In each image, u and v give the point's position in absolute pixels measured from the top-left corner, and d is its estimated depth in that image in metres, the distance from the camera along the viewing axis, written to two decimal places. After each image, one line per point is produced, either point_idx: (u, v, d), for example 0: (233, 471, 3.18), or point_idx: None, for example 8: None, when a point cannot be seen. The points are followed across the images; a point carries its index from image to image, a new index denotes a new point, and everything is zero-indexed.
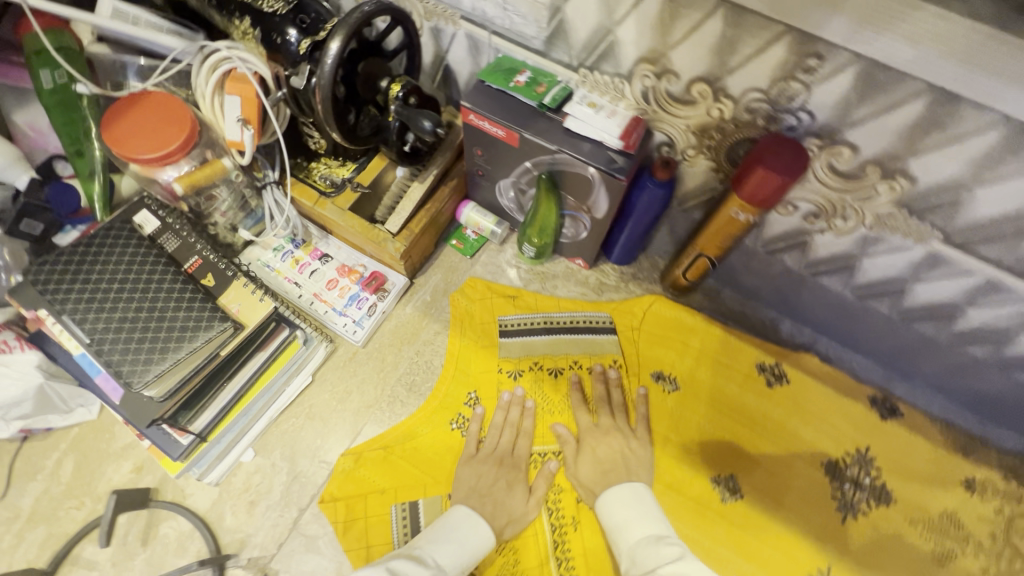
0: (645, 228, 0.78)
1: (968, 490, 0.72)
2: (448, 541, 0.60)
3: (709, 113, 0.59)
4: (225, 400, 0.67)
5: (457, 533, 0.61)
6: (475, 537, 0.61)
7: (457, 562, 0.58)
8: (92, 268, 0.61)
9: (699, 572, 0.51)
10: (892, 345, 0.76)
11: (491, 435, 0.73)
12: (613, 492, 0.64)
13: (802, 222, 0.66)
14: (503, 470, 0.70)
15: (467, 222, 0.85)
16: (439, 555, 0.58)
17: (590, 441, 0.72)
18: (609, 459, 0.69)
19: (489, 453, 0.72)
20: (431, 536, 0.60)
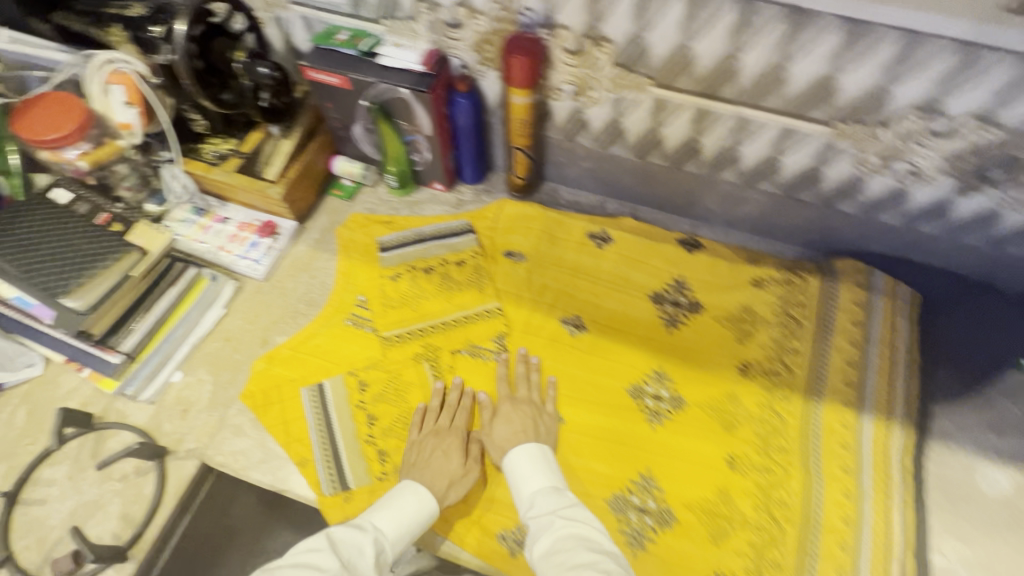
0: (476, 142, 0.98)
1: (755, 287, 0.92)
2: (392, 509, 0.68)
3: (475, 31, 0.81)
4: (148, 325, 0.82)
5: (400, 503, 0.69)
6: (418, 504, 0.70)
7: (398, 530, 0.67)
8: (13, 227, 0.77)
9: (585, 526, 0.64)
10: (683, 194, 0.97)
11: (445, 441, 0.78)
12: (516, 452, 0.73)
13: (573, 103, 0.87)
14: (442, 439, 0.78)
15: (342, 172, 1.04)
16: (379, 522, 0.67)
17: (505, 410, 0.79)
18: (521, 425, 0.77)
19: (429, 429, 0.79)
20: (379, 504, 0.69)
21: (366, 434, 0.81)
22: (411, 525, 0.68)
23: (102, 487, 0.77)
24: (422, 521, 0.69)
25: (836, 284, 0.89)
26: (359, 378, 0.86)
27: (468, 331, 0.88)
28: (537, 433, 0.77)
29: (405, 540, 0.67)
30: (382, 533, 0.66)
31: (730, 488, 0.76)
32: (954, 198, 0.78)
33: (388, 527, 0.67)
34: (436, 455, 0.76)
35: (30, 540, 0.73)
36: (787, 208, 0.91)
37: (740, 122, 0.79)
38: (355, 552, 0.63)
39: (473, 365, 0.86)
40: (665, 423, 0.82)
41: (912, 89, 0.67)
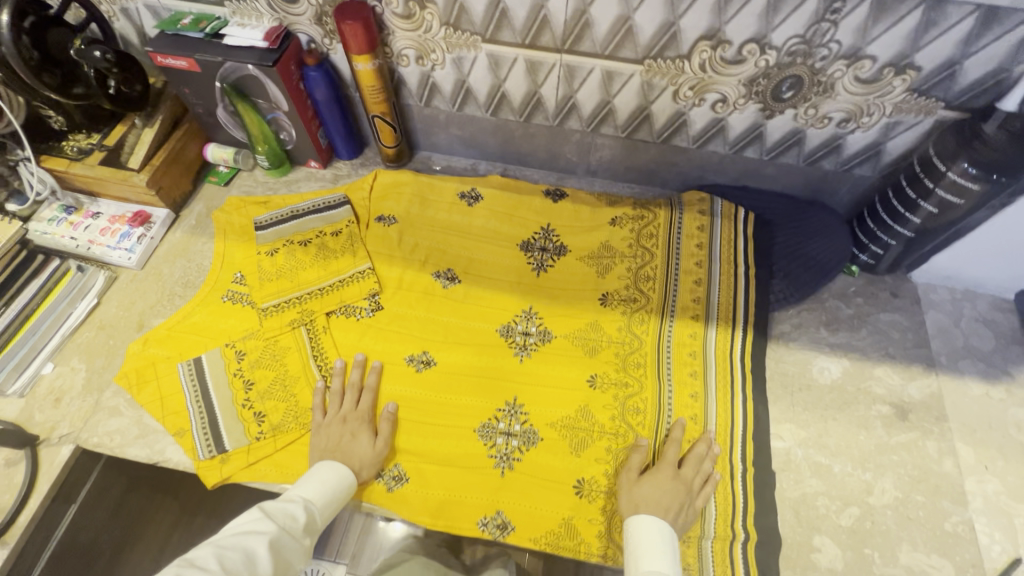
0: (341, 115, 1.01)
1: (613, 225, 0.99)
2: (311, 481, 0.70)
3: (311, 4, 0.86)
4: (10, 316, 0.82)
5: (322, 476, 0.71)
6: (337, 476, 0.72)
7: (324, 495, 0.69)
8: None
9: None
10: (542, 147, 1.03)
11: (349, 425, 0.79)
12: (655, 523, 0.68)
13: (420, 67, 0.92)
14: (347, 425, 0.78)
15: (216, 159, 1.05)
16: (306, 492, 0.69)
17: (658, 474, 0.74)
18: (668, 501, 0.71)
19: (335, 414, 0.80)
20: (301, 480, 0.71)
21: (243, 399, 0.83)
22: (336, 495, 0.71)
23: None
24: (343, 491, 0.72)
25: (682, 214, 0.97)
26: (236, 348, 0.87)
27: (342, 293, 0.91)
28: (681, 513, 0.71)
29: (333, 504, 0.70)
30: (311, 501, 0.68)
31: (590, 403, 0.82)
32: (763, 122, 0.87)
33: (315, 494, 0.69)
34: (339, 437, 0.77)
35: None
36: (633, 150, 0.98)
37: (567, 69, 0.85)
38: (287, 518, 0.64)
39: (349, 324, 0.89)
40: (532, 354, 0.88)
41: (696, 21, 0.74)
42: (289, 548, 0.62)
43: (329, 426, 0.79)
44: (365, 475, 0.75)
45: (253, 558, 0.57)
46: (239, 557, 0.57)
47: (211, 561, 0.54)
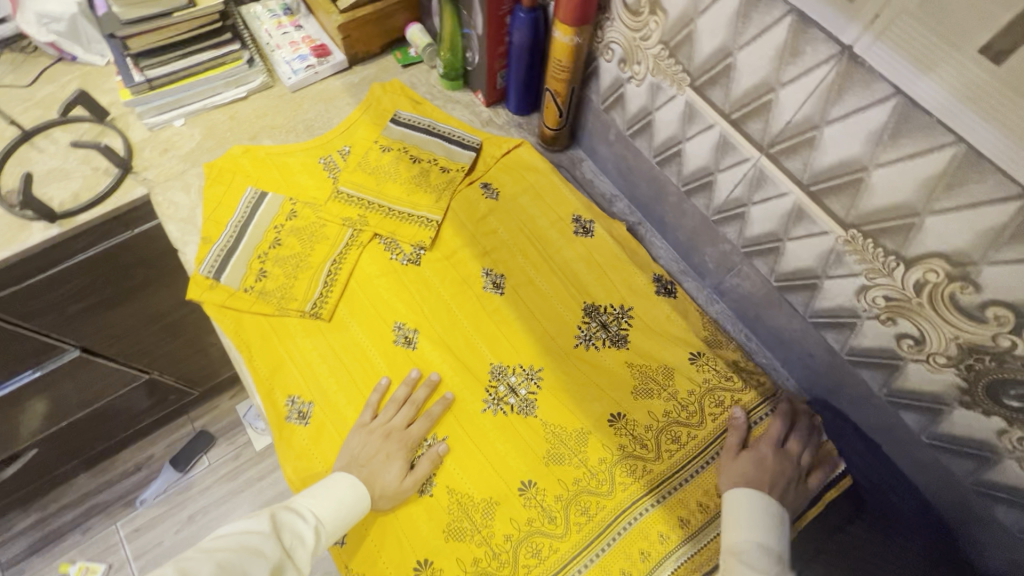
0: (526, 69, 0.92)
1: (688, 360, 0.79)
2: (324, 495, 0.66)
3: None
4: (177, 67, 0.93)
5: (338, 491, 0.67)
6: (352, 498, 0.67)
7: (335, 515, 0.66)
8: None
9: None
10: (687, 231, 0.85)
11: (388, 444, 0.72)
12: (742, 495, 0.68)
13: (619, 71, 0.78)
14: (388, 442, 0.72)
15: (411, 39, 1.04)
16: (317, 508, 0.65)
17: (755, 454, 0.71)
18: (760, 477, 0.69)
19: (383, 423, 0.74)
20: (311, 490, 0.67)
21: (262, 252, 0.86)
22: (346, 518, 0.66)
23: (80, 164, 0.92)
24: (358, 514, 0.68)
25: (766, 413, 0.75)
26: (294, 207, 0.90)
27: (397, 226, 0.87)
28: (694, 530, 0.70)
29: (344, 530, 0.66)
30: (320, 521, 0.64)
31: (501, 506, 0.71)
32: (951, 403, 0.60)
33: (327, 513, 0.65)
34: (379, 460, 0.71)
35: (17, 169, 0.90)
36: (775, 305, 0.76)
37: (758, 173, 0.66)
38: (292, 538, 0.62)
39: (382, 256, 0.86)
40: (498, 414, 0.77)
41: (947, 231, 0.50)
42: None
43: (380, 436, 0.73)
44: (380, 501, 0.69)
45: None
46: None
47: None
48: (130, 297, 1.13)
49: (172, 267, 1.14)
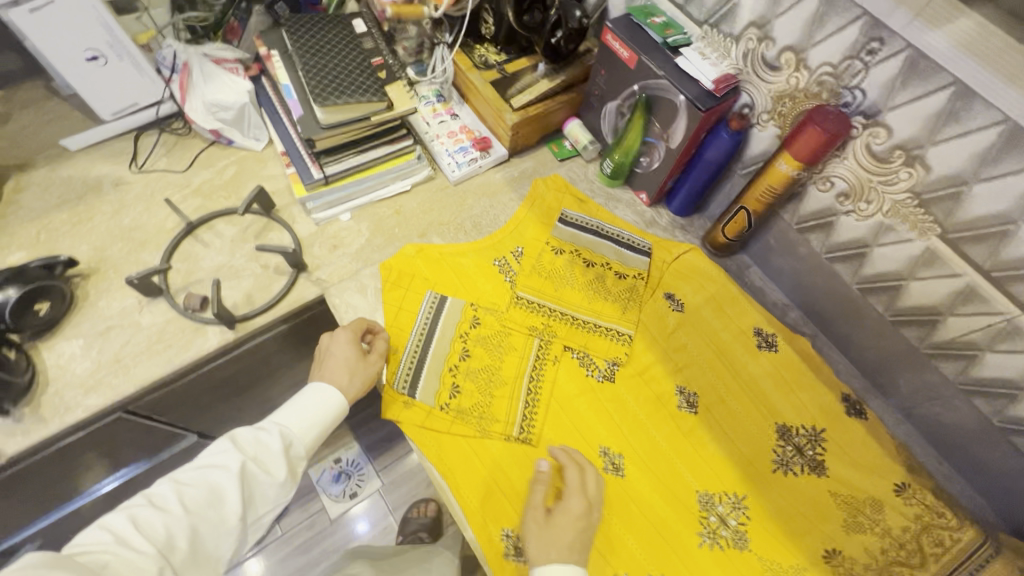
0: (706, 180, 0.93)
1: (897, 492, 0.78)
2: (297, 406, 0.75)
3: (789, 82, 0.75)
4: (352, 163, 0.90)
5: (301, 404, 0.75)
6: (320, 401, 0.75)
7: (296, 421, 0.74)
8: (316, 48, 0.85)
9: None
10: (880, 353, 0.85)
11: (337, 338, 0.79)
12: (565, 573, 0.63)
13: (834, 202, 0.78)
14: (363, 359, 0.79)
15: (568, 134, 1.04)
16: (275, 418, 0.74)
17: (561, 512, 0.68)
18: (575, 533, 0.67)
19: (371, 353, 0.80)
20: (286, 404, 0.76)
21: (452, 364, 0.83)
22: (316, 420, 0.75)
23: (247, 262, 0.88)
24: (331, 414, 0.76)
25: (993, 552, 0.74)
26: (477, 313, 0.87)
27: (588, 338, 0.86)
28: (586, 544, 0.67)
29: (311, 430, 0.75)
30: (286, 427, 0.73)
31: None
32: None
33: (292, 420, 0.74)
34: (336, 354, 0.78)
35: (183, 266, 0.86)
36: (991, 442, 0.76)
37: (1011, 328, 0.67)
38: (259, 446, 0.71)
39: (576, 371, 0.84)
40: (715, 548, 0.75)
41: None
42: (260, 476, 0.69)
43: (328, 338, 0.80)
44: (353, 386, 0.77)
45: (218, 494, 0.66)
46: (204, 492, 0.66)
47: (172, 500, 0.64)
48: (257, 385, 1.07)
49: (305, 355, 1.08)
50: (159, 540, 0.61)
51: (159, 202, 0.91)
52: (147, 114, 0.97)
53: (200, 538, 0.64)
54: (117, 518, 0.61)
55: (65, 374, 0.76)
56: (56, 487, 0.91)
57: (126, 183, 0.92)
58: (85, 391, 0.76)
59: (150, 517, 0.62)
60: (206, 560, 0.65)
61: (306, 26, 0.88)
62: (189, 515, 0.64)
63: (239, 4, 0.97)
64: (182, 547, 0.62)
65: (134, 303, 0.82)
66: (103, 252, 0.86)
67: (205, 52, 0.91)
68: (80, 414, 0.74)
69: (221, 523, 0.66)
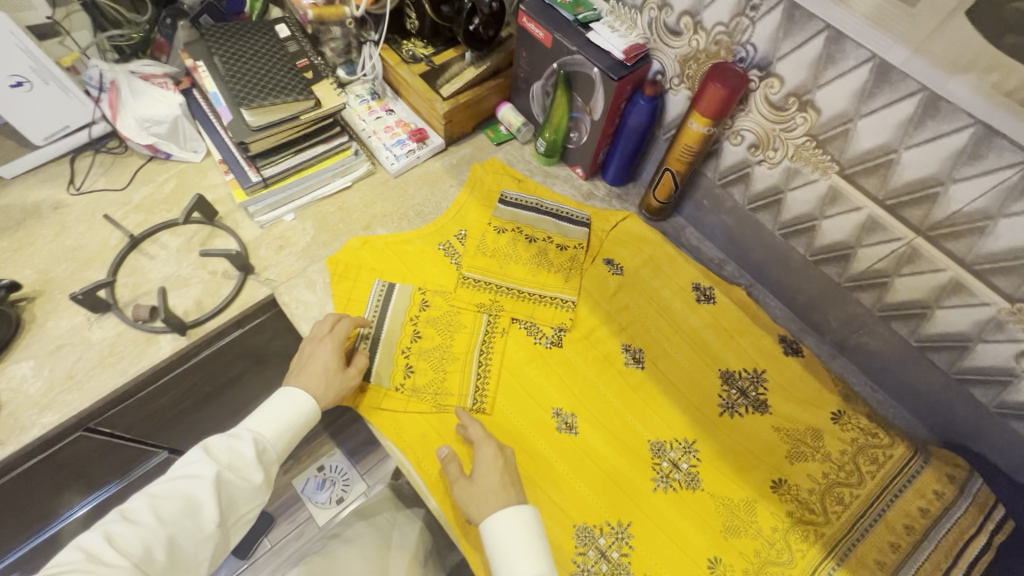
0: (634, 148, 0.97)
1: (833, 419, 0.84)
2: (267, 412, 0.76)
3: (691, 45, 0.79)
4: (291, 163, 0.92)
5: (272, 409, 0.76)
6: (288, 406, 0.76)
7: (269, 427, 0.75)
8: (242, 56, 0.87)
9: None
10: (808, 293, 0.90)
11: (321, 347, 0.80)
12: (506, 521, 0.67)
13: (746, 154, 0.83)
14: (317, 344, 0.80)
15: (502, 118, 1.07)
16: (247, 424, 0.75)
17: (484, 459, 0.73)
18: (502, 481, 0.71)
19: (315, 334, 0.81)
20: (258, 411, 0.76)
21: (405, 346, 0.85)
22: (288, 426, 0.76)
23: (195, 270, 0.89)
24: (303, 418, 0.76)
25: (922, 464, 0.80)
26: (425, 297, 0.90)
27: (535, 309, 0.90)
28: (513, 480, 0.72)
29: (284, 434, 0.75)
30: (259, 434, 0.74)
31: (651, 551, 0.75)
32: None
33: (265, 426, 0.75)
34: (312, 363, 0.78)
35: (130, 280, 0.87)
36: (911, 362, 0.82)
37: (910, 252, 0.72)
38: (233, 454, 0.72)
39: (525, 342, 0.87)
40: (669, 491, 0.79)
41: None
42: (235, 483, 0.71)
43: (311, 344, 0.80)
44: (329, 397, 0.77)
45: (193, 504, 0.67)
46: (179, 503, 0.67)
47: (145, 513, 0.65)
48: (222, 393, 1.08)
49: (269, 359, 1.09)
50: (135, 554, 0.62)
51: (101, 220, 0.92)
52: (81, 136, 0.97)
53: (177, 546, 0.66)
54: (94, 536, 0.62)
55: (19, 395, 0.77)
56: (25, 514, 0.91)
57: (66, 206, 0.93)
58: (40, 410, 0.77)
59: (125, 533, 0.63)
60: (187, 565, 0.67)
61: (230, 35, 0.89)
62: (165, 526, 0.65)
63: (163, 20, 1.01)
64: (160, 558, 0.64)
65: (83, 320, 0.83)
66: (48, 274, 0.87)
67: (132, 69, 0.93)
68: (37, 432, 0.75)
69: (198, 531, 0.67)
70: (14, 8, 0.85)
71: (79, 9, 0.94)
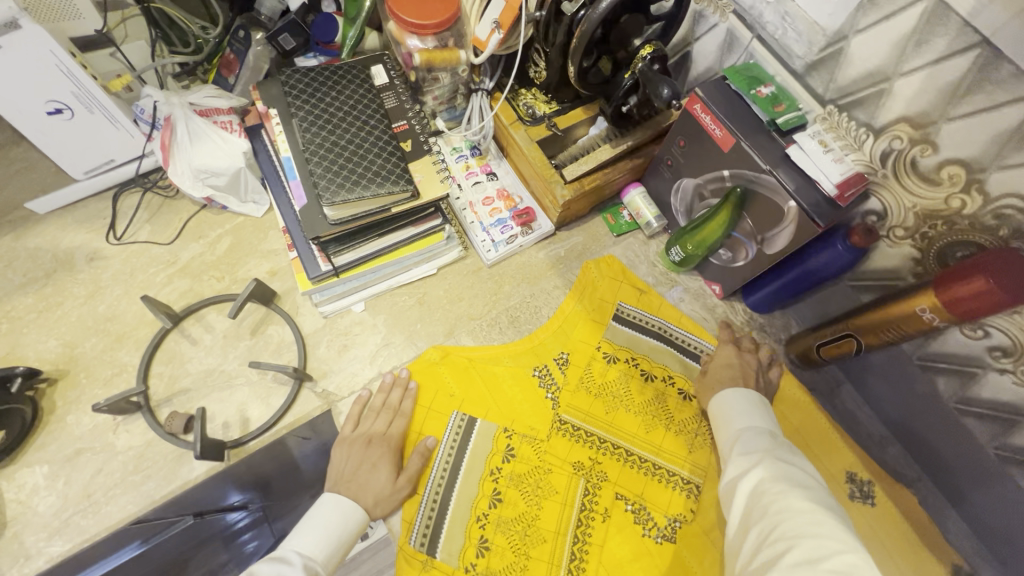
0: (803, 287, 0.74)
1: None
2: (312, 527, 0.60)
3: (948, 203, 0.56)
4: (370, 250, 0.74)
5: (324, 520, 0.60)
6: (339, 515, 0.61)
7: (321, 545, 0.59)
8: (338, 124, 0.72)
9: None
10: (1009, 527, 0.69)
11: (374, 451, 0.68)
12: (733, 391, 0.68)
13: (982, 353, 0.61)
14: (369, 450, 0.67)
15: (629, 203, 0.86)
16: (295, 548, 0.57)
17: (716, 357, 0.75)
18: (735, 374, 0.72)
19: (362, 433, 0.69)
20: (300, 530, 0.60)
21: (481, 511, 0.69)
22: (341, 538, 0.60)
23: (242, 365, 0.74)
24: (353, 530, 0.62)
25: None
26: (511, 442, 0.72)
27: (647, 485, 0.71)
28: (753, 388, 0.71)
29: (338, 552, 0.60)
30: (311, 557, 0.57)
31: None
32: None
33: (315, 546, 0.58)
34: (358, 471, 0.66)
35: (166, 370, 0.72)
36: None
37: None
38: None
39: (630, 528, 0.69)
40: None
41: None
42: None
43: (359, 448, 0.68)
44: (379, 512, 0.64)
45: None
46: None
47: None
48: None
49: None
50: None
51: (141, 283, 0.77)
52: (127, 170, 0.81)
53: None
54: None
55: (27, 512, 0.65)
56: None
57: (103, 259, 0.78)
58: (49, 536, 0.64)
59: None
60: None
61: (318, 85, 0.74)
62: None
63: (236, 32, 0.81)
64: None
65: (108, 420, 0.70)
66: (74, 349, 0.73)
67: (192, 101, 0.74)
68: (43, 565, 0.63)
69: None
70: (60, 17, 0.66)
71: (137, 13, 0.76)
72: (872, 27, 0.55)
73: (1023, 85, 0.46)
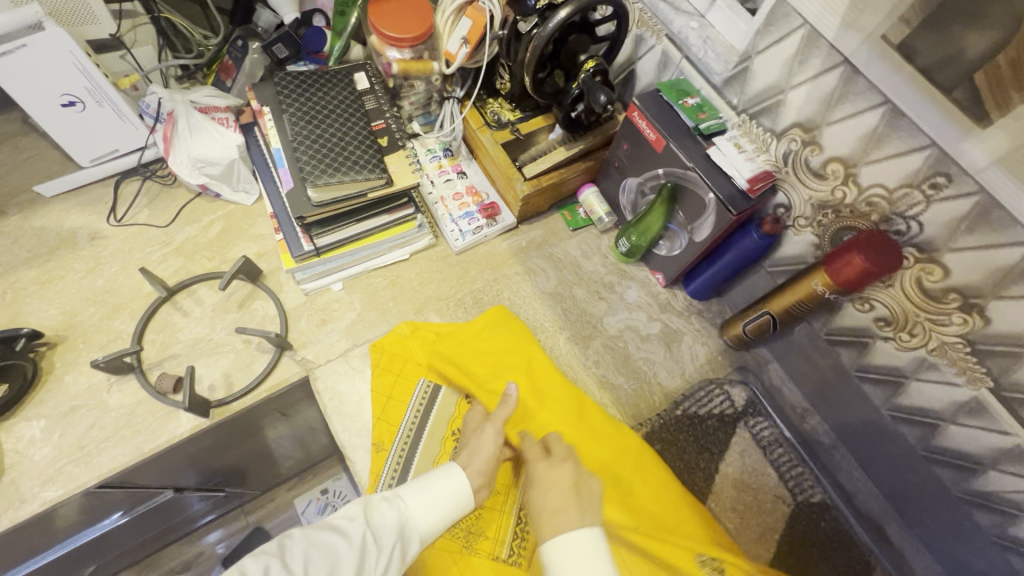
0: (731, 274, 0.84)
1: None
2: (429, 492, 0.59)
3: (835, 194, 0.68)
4: (349, 233, 0.83)
5: (441, 492, 0.59)
6: (451, 496, 0.59)
7: (429, 516, 0.58)
8: (323, 121, 0.82)
9: None
10: (904, 483, 0.78)
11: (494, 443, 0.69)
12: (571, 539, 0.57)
13: (871, 324, 0.71)
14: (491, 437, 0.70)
15: (583, 202, 0.96)
16: (409, 498, 0.58)
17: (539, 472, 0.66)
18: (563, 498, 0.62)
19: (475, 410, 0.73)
20: (430, 483, 0.59)
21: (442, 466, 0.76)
22: (441, 518, 0.58)
23: (229, 335, 0.81)
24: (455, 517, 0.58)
25: None
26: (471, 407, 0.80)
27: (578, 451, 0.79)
28: (582, 500, 0.62)
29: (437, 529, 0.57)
30: (414, 523, 0.57)
31: None
32: None
33: (421, 510, 0.57)
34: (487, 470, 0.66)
35: (158, 337, 0.80)
36: None
37: None
38: (381, 529, 0.55)
39: None
40: None
41: None
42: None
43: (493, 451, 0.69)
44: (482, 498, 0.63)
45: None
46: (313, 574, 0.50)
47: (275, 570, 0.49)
48: None
49: None
50: None
51: (137, 261, 0.85)
52: (129, 159, 0.90)
53: None
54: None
55: (24, 461, 0.71)
56: None
57: (103, 238, 0.86)
58: (44, 482, 0.70)
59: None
60: None
61: (306, 88, 0.84)
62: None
63: (234, 41, 0.91)
64: None
65: (103, 380, 0.76)
66: (74, 317, 0.80)
67: (192, 99, 0.84)
68: (37, 508, 0.68)
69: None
70: (79, 21, 0.75)
71: (147, 22, 0.85)
72: (768, 49, 0.67)
73: (876, 94, 0.58)
